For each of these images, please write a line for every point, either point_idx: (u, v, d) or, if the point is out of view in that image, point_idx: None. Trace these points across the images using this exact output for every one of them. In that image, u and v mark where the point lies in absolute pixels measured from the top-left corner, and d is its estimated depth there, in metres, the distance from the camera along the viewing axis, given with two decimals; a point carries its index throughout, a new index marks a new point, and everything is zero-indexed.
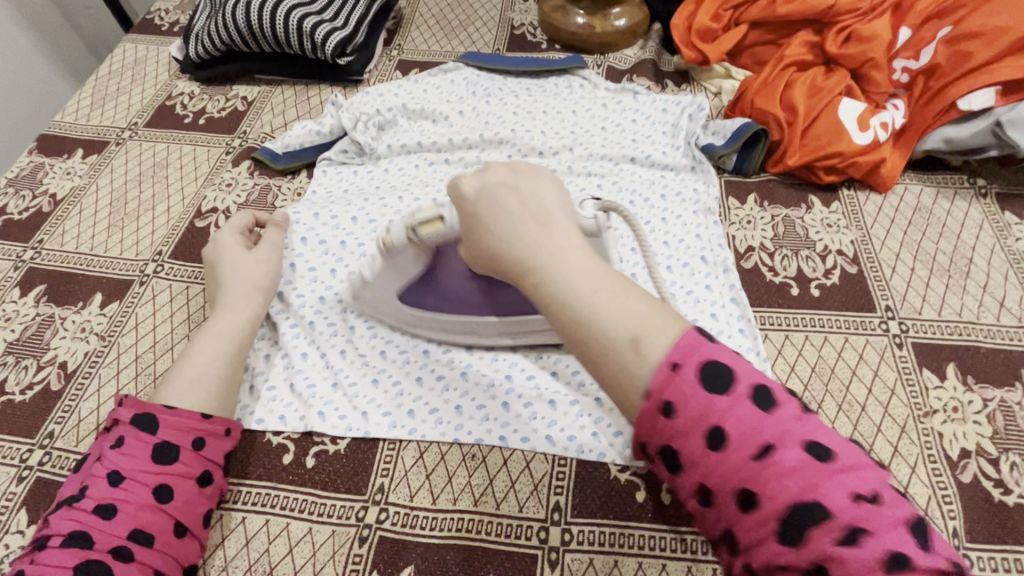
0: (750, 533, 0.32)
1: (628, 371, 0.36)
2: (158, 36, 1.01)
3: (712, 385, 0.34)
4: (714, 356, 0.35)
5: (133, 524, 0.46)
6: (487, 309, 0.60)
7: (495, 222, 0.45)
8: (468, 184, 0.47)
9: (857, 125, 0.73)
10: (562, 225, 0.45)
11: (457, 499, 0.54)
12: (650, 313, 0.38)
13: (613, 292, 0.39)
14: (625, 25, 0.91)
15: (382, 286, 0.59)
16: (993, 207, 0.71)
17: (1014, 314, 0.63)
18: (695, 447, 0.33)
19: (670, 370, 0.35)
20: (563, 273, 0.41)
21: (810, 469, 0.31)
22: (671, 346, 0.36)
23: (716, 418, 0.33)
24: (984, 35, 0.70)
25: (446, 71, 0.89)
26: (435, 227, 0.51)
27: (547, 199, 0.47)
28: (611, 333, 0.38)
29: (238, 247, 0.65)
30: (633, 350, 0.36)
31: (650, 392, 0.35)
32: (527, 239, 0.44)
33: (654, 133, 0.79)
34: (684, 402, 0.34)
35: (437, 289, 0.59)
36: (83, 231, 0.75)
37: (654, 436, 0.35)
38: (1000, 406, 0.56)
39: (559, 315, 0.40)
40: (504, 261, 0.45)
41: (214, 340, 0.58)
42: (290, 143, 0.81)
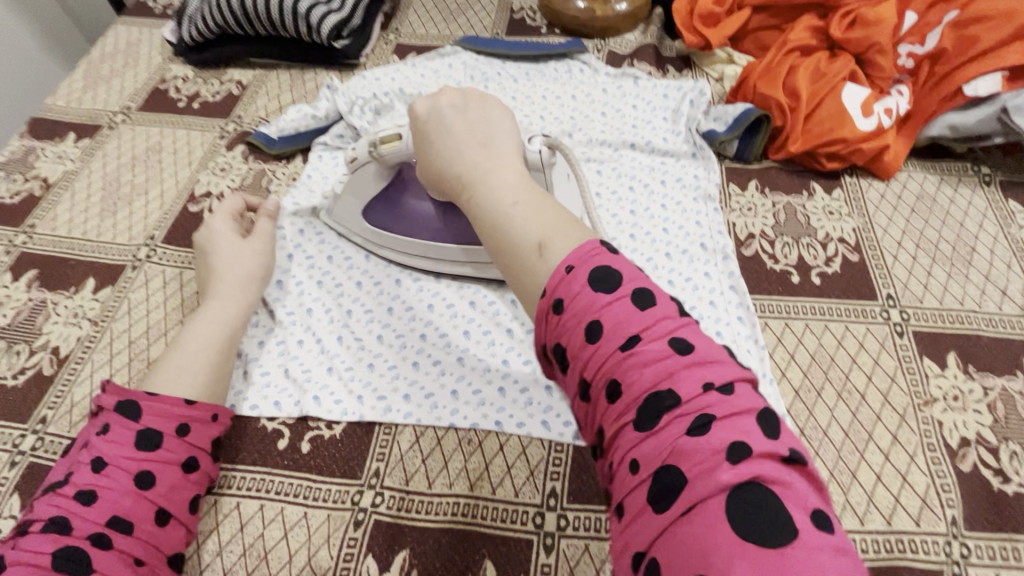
0: (613, 426, 0.31)
1: (530, 274, 0.37)
2: (151, 19, 1.00)
3: (597, 282, 0.34)
4: (608, 260, 0.35)
5: (114, 511, 0.46)
6: (447, 236, 0.65)
7: (440, 140, 0.48)
8: (422, 105, 0.51)
9: (861, 110, 0.72)
10: (502, 148, 0.46)
11: (452, 484, 0.53)
12: (562, 223, 0.39)
13: (531, 204, 0.40)
14: (626, 9, 0.89)
15: (350, 202, 0.67)
16: (996, 195, 0.70)
17: (1016, 302, 0.62)
18: (574, 339, 0.33)
19: (564, 271, 0.35)
20: (489, 184, 0.42)
21: (672, 362, 0.31)
22: (576, 248, 0.36)
23: (593, 312, 0.33)
24: (991, 19, 0.69)
25: (444, 55, 0.88)
26: (394, 145, 0.59)
27: (494, 123, 0.49)
28: (521, 238, 0.38)
29: (233, 236, 0.64)
30: (537, 253, 0.37)
31: (546, 289, 0.35)
32: (466, 157, 0.45)
33: (654, 119, 0.78)
34: (570, 298, 0.34)
35: (400, 210, 0.66)
36: (75, 216, 0.74)
37: (545, 333, 0.35)
38: (1001, 395, 0.56)
39: (481, 223, 0.42)
40: (443, 175, 0.47)
41: (206, 326, 0.57)
42: (285, 127, 0.80)
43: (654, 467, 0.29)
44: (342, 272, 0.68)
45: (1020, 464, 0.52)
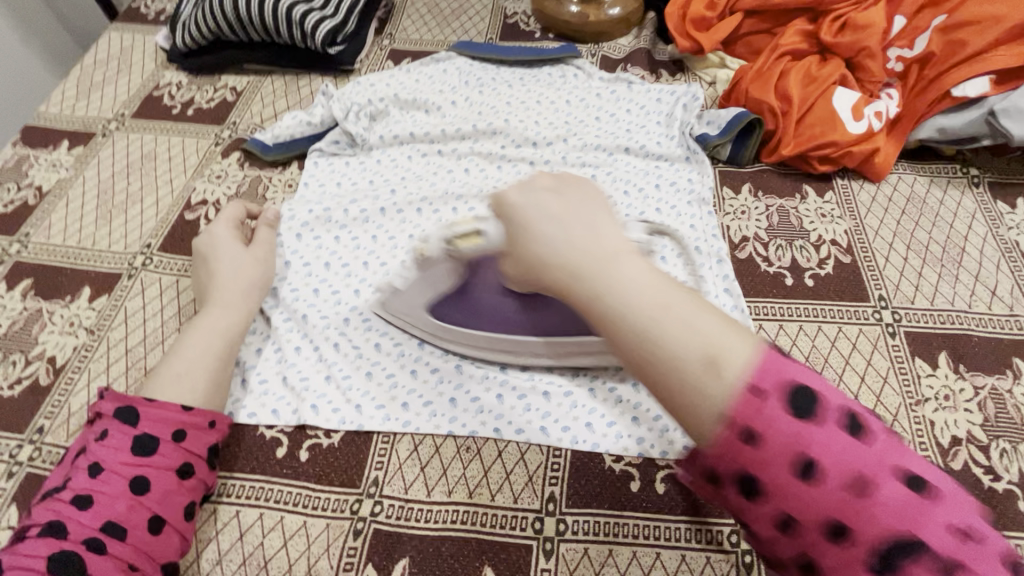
0: (834, 559, 0.33)
1: (705, 393, 0.35)
2: (144, 25, 0.99)
3: (801, 410, 0.34)
4: (794, 378, 0.35)
5: (108, 516, 0.46)
6: (529, 330, 0.56)
7: (538, 231, 0.42)
8: (514, 196, 0.44)
9: (852, 114, 0.73)
10: (609, 230, 0.42)
11: (452, 491, 0.54)
12: (718, 325, 0.37)
13: (680, 304, 0.37)
14: (619, 14, 0.90)
15: (412, 296, 0.55)
16: (985, 196, 0.71)
17: (1005, 302, 0.63)
18: (779, 475, 0.33)
19: (752, 397, 0.34)
20: (625, 285, 0.38)
21: (909, 504, 0.32)
22: (750, 365, 0.35)
23: (812, 452, 0.33)
24: (978, 24, 0.70)
25: (438, 60, 0.88)
26: (474, 241, 0.47)
27: (595, 208, 0.43)
28: (682, 353, 0.36)
29: (235, 243, 0.64)
30: (711, 372, 0.35)
31: (727, 417, 0.34)
32: (578, 250, 0.40)
33: (649, 123, 0.79)
34: (780, 437, 0.33)
35: (470, 303, 0.56)
36: (70, 225, 0.74)
37: (729, 463, 0.35)
38: (991, 394, 0.57)
39: (622, 334, 0.37)
40: (547, 270, 0.41)
41: (205, 334, 0.57)
42: (280, 134, 0.80)
43: None
44: (339, 279, 0.67)
45: (1010, 463, 0.53)
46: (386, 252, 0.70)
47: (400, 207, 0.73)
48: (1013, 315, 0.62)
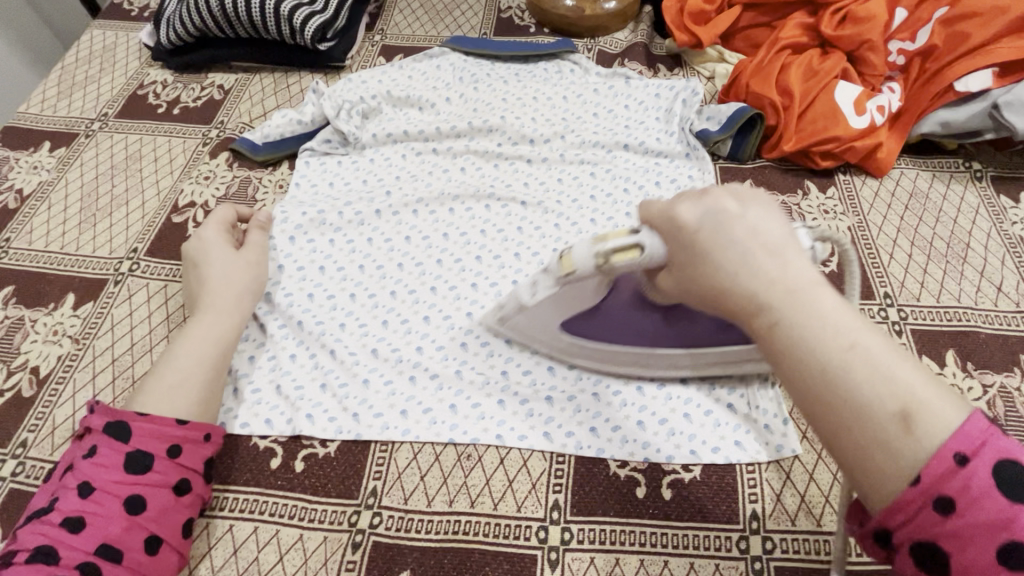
0: None
1: (893, 454, 0.30)
2: (127, 22, 0.96)
3: (1014, 490, 0.28)
4: (1011, 453, 0.29)
5: (102, 539, 0.44)
6: (672, 342, 0.54)
7: (712, 248, 0.38)
8: (688, 212, 0.40)
9: (854, 108, 0.71)
10: (799, 255, 0.37)
11: (453, 500, 0.52)
12: (920, 381, 0.32)
13: (878, 350, 0.32)
14: (615, 8, 0.88)
15: (544, 313, 0.53)
16: (988, 191, 0.71)
17: (1011, 299, 0.62)
18: (973, 555, 0.28)
19: (955, 464, 0.29)
20: (814, 320, 0.33)
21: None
22: (958, 434, 0.29)
23: (1020, 533, 0.28)
24: (980, 16, 0.69)
25: (431, 57, 0.86)
26: (633, 257, 0.43)
27: (780, 230, 0.38)
28: (874, 402, 0.31)
29: (226, 247, 0.62)
30: (903, 430, 0.30)
31: (921, 482, 0.29)
32: (759, 272, 0.36)
33: (647, 119, 0.77)
34: (978, 507, 0.28)
35: (608, 319, 0.54)
36: (52, 229, 0.71)
37: (910, 529, 0.30)
38: (1000, 392, 0.56)
39: (799, 373, 0.33)
40: (718, 290, 0.38)
41: (197, 344, 0.55)
42: (270, 133, 0.78)
43: None
44: (334, 283, 0.66)
45: None
46: (382, 255, 0.68)
47: (396, 209, 0.71)
48: (1019, 311, 0.61)
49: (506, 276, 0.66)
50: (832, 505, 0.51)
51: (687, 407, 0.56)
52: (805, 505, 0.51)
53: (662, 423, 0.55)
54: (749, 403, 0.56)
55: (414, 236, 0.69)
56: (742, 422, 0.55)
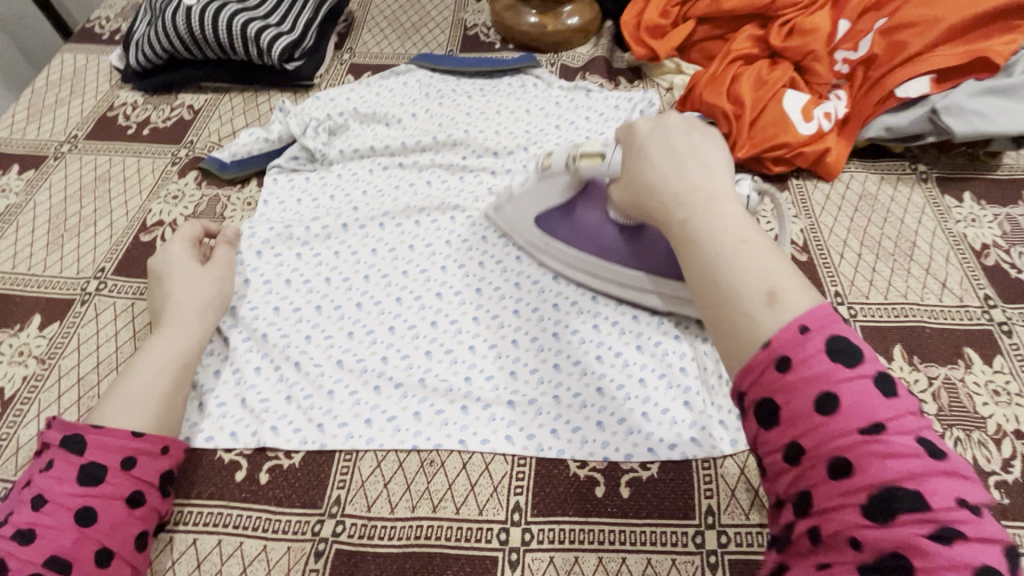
0: (829, 497, 0.31)
1: (751, 322, 0.36)
2: (98, 45, 0.98)
3: (838, 354, 0.33)
4: (844, 330, 0.34)
5: (50, 551, 0.44)
6: (634, 262, 0.63)
7: (653, 158, 0.48)
8: (643, 126, 0.50)
9: (801, 116, 0.74)
10: (722, 176, 0.45)
11: (415, 506, 0.53)
12: (793, 277, 0.38)
13: (763, 248, 0.39)
14: (577, 23, 0.91)
15: (525, 205, 0.66)
16: (934, 191, 0.74)
17: (956, 294, 0.65)
18: (799, 404, 0.33)
19: (800, 332, 0.34)
20: (716, 214, 0.42)
21: (917, 459, 0.30)
22: (810, 313, 0.35)
23: (833, 385, 0.32)
24: (917, 25, 0.73)
25: (399, 74, 0.88)
26: (595, 161, 0.58)
27: (712, 152, 0.47)
28: (746, 280, 0.38)
29: (191, 262, 0.63)
30: (766, 304, 0.36)
31: (771, 345, 0.35)
32: (685, 177, 0.45)
33: (608, 130, 0.79)
34: (802, 361, 0.33)
35: (578, 225, 0.64)
36: (20, 251, 0.72)
37: (755, 386, 0.35)
38: (945, 384, 0.58)
39: (694, 254, 0.41)
40: (649, 190, 0.47)
41: (158, 357, 0.56)
42: (238, 151, 0.79)
43: (876, 550, 0.29)
44: (301, 296, 0.67)
45: (964, 451, 0.54)
46: (349, 267, 0.69)
47: (362, 222, 0.72)
48: (963, 305, 0.64)
49: (470, 285, 0.67)
50: None
51: (645, 406, 0.58)
52: (758, 499, 0.52)
53: (620, 422, 0.57)
54: (704, 400, 0.58)
55: (380, 249, 0.70)
56: (698, 420, 0.57)
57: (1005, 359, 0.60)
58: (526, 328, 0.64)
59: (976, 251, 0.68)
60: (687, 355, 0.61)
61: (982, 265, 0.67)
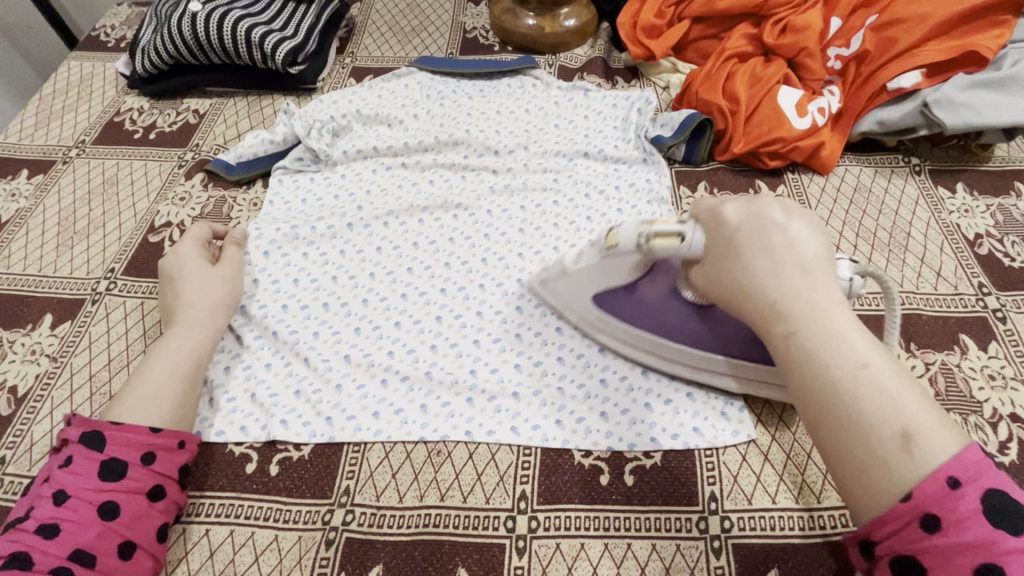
0: None
1: (888, 467, 0.35)
2: (103, 53, 1.00)
3: (996, 518, 0.32)
4: (999, 487, 0.34)
5: (75, 545, 0.45)
6: (713, 346, 0.56)
7: (747, 256, 0.44)
8: (731, 213, 0.47)
9: (796, 111, 0.76)
10: (824, 275, 0.42)
11: (423, 495, 0.54)
12: (924, 409, 0.36)
13: (888, 376, 0.37)
14: (574, 25, 0.93)
15: (582, 283, 0.59)
16: (927, 183, 0.75)
17: (951, 282, 0.66)
18: (953, 569, 0.32)
19: (948, 486, 0.33)
20: (830, 334, 0.39)
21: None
22: (953, 459, 0.34)
23: (994, 556, 0.31)
24: (905, 21, 0.75)
25: (400, 76, 0.90)
26: (671, 242, 0.49)
27: (810, 244, 0.44)
28: (879, 419, 0.36)
29: (201, 263, 0.64)
30: (903, 448, 0.35)
31: (913, 498, 0.34)
32: (787, 283, 0.42)
33: (606, 128, 0.81)
34: (957, 525, 0.33)
35: (642, 304, 0.57)
36: (30, 253, 0.73)
37: (898, 542, 0.35)
38: (941, 369, 0.59)
39: (810, 380, 0.39)
40: (746, 295, 0.43)
41: (172, 356, 0.57)
42: (244, 153, 0.80)
43: None
44: (308, 294, 0.68)
45: None
46: (354, 266, 0.70)
47: (366, 221, 0.74)
48: (958, 293, 0.65)
49: (473, 280, 0.68)
50: (785, 484, 0.53)
51: (649, 397, 0.59)
52: (760, 484, 0.53)
53: (624, 413, 0.58)
54: (706, 391, 0.59)
55: (385, 247, 0.72)
56: (701, 409, 0.58)
57: (1000, 345, 0.61)
58: (529, 323, 0.65)
59: (969, 240, 0.69)
60: None
61: (975, 254, 0.68)
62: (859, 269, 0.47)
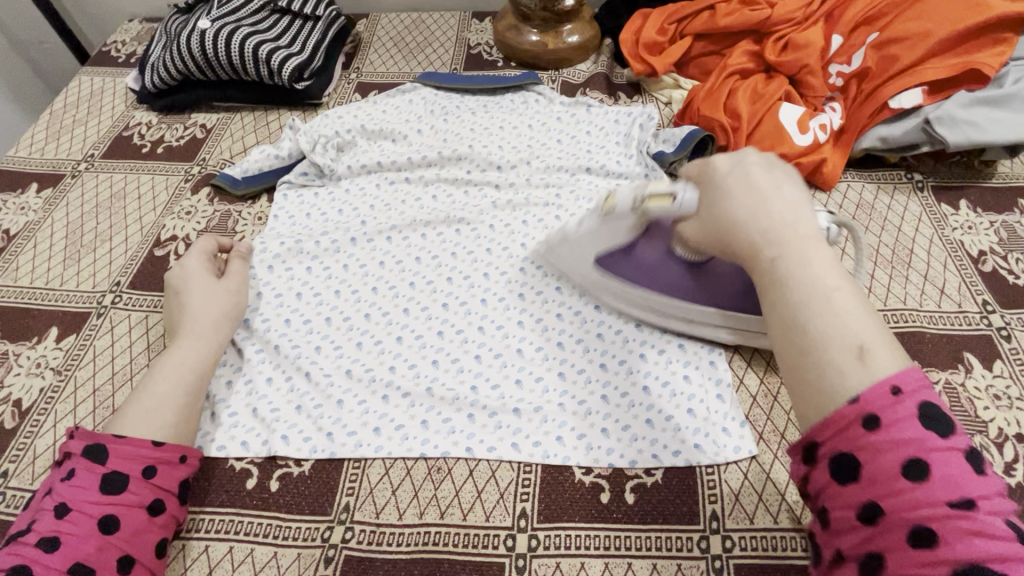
0: (907, 562, 0.32)
1: (841, 376, 0.36)
2: (113, 68, 1.01)
3: (930, 423, 0.34)
4: (935, 400, 0.35)
5: (75, 558, 0.45)
6: (707, 300, 0.60)
7: (736, 197, 0.46)
8: (723, 161, 0.49)
9: (797, 127, 0.76)
10: (808, 216, 0.44)
11: (423, 513, 0.54)
12: (880, 333, 0.38)
13: (853, 302, 0.39)
14: (577, 41, 0.94)
15: (584, 245, 0.61)
16: (930, 200, 0.75)
17: (954, 299, 0.66)
18: (885, 463, 0.34)
19: (891, 393, 0.35)
20: (809, 259, 0.41)
21: (1006, 542, 0.31)
22: (900, 374, 0.36)
23: (922, 452, 0.33)
24: (906, 40, 0.75)
25: (404, 92, 0.91)
26: (664, 203, 0.52)
27: (795, 188, 0.45)
28: (840, 334, 0.37)
29: (207, 276, 0.65)
30: (859, 359, 0.37)
31: (859, 400, 0.35)
32: (775, 220, 0.43)
33: (608, 143, 0.81)
34: (892, 424, 0.34)
35: (639, 263, 0.60)
36: (37, 266, 0.74)
37: (837, 439, 0.36)
38: (945, 388, 0.59)
39: (783, 299, 0.40)
40: (734, 232, 0.45)
41: (175, 368, 0.57)
42: (249, 168, 0.82)
43: None
44: (311, 308, 0.68)
45: None
46: (357, 280, 0.71)
47: (370, 236, 0.74)
48: (962, 311, 0.65)
49: (474, 296, 0.68)
50: (787, 503, 0.52)
51: (650, 413, 0.58)
52: (762, 503, 0.53)
53: (625, 429, 0.58)
54: (707, 407, 0.58)
55: (388, 261, 0.72)
56: (702, 426, 0.57)
57: (1005, 363, 0.60)
58: (530, 338, 0.65)
59: (973, 258, 0.69)
60: (691, 364, 0.61)
61: (979, 271, 0.68)
62: (833, 221, 0.53)
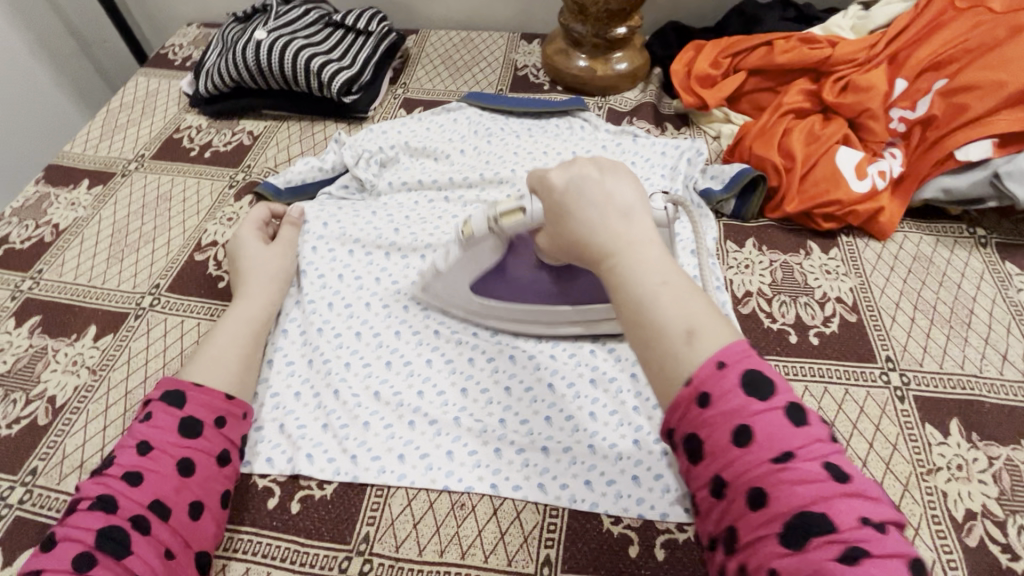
0: (755, 530, 0.34)
1: (673, 360, 0.39)
2: (169, 70, 1.04)
3: (750, 389, 0.36)
4: (756, 366, 0.37)
5: (156, 494, 0.48)
6: (560, 299, 0.63)
7: (579, 210, 0.47)
8: (557, 176, 0.49)
9: (855, 172, 0.73)
10: (642, 218, 0.46)
11: (444, 550, 0.52)
12: (707, 312, 0.41)
13: (683, 288, 0.42)
14: (626, 69, 0.93)
15: (456, 277, 0.63)
16: (993, 257, 0.71)
17: (1017, 367, 0.61)
18: (719, 440, 0.36)
19: (716, 368, 0.37)
20: (642, 263, 0.43)
21: (822, 484, 0.34)
22: (725, 350, 0.38)
23: (747, 418, 0.35)
24: (980, 88, 0.71)
25: (450, 110, 0.91)
26: (516, 218, 0.54)
27: (628, 194, 0.47)
28: (668, 321, 0.40)
29: (258, 241, 0.72)
30: (687, 342, 0.39)
31: (691, 382, 0.37)
32: (612, 229, 0.45)
33: (654, 175, 0.78)
34: (720, 398, 0.36)
35: (508, 279, 0.63)
36: (82, 263, 0.75)
37: (683, 423, 0.38)
38: (1006, 465, 0.55)
39: (626, 301, 0.42)
40: (583, 246, 0.47)
41: (235, 324, 0.63)
42: (293, 179, 0.83)
43: None
44: (342, 322, 0.68)
45: None
46: (390, 297, 0.70)
47: (404, 252, 0.74)
48: None
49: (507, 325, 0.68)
50: None
51: None
52: None
53: (658, 478, 0.55)
54: None
55: None
56: None
57: None
58: (564, 372, 0.63)
59: None
60: None
61: None
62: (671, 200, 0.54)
